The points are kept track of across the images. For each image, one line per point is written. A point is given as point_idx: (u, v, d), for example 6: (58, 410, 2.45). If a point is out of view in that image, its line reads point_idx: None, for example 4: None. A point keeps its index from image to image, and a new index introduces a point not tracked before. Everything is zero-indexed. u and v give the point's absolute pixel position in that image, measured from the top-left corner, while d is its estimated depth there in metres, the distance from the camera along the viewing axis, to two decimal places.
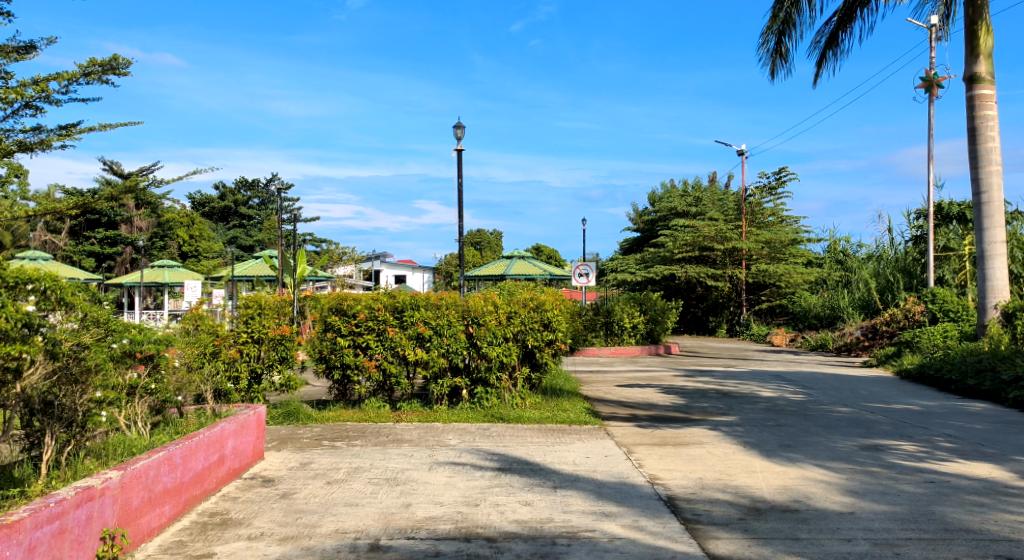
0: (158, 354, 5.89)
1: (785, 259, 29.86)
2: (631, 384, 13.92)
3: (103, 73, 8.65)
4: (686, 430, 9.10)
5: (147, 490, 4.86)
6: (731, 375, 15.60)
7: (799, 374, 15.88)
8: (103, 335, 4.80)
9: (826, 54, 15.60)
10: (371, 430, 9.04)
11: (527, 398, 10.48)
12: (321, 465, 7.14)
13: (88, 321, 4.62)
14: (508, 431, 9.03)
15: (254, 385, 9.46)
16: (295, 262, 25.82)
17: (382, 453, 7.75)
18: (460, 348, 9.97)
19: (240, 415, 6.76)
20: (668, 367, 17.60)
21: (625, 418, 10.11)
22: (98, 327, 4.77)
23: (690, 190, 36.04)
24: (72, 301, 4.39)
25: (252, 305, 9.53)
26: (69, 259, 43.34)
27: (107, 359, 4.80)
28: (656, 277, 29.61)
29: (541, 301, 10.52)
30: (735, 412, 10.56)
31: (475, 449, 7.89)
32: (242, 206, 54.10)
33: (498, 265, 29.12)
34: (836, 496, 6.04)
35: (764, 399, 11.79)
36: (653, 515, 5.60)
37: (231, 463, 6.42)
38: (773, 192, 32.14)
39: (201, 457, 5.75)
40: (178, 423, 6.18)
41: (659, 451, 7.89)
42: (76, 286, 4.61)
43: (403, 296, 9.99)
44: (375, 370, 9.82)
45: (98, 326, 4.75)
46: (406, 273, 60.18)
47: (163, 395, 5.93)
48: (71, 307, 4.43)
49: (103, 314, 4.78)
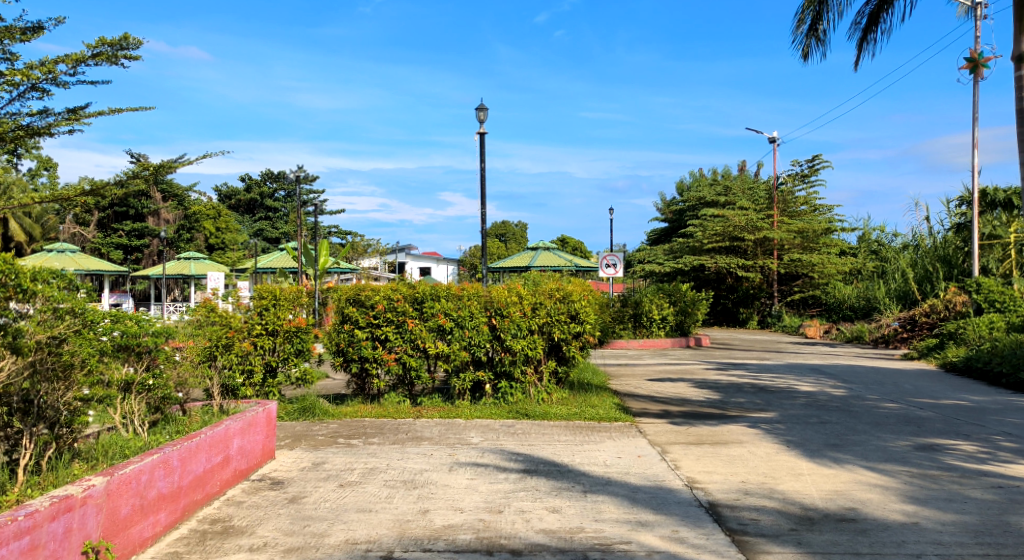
0: (156, 350, 5.46)
1: (818, 249, 29.16)
2: (661, 378, 13.34)
3: (112, 54, 8.39)
4: (723, 428, 8.52)
5: (139, 497, 4.46)
6: (766, 369, 14.97)
7: (837, 368, 15.20)
8: (81, 327, 4.48)
9: (866, 36, 14.84)
10: (389, 427, 8.59)
11: (553, 393, 9.99)
12: (334, 465, 6.69)
13: (62, 311, 4.31)
14: (533, 429, 8.55)
15: (269, 379, 9.09)
16: (318, 252, 25.52)
17: (399, 452, 7.28)
18: (483, 341, 9.50)
19: (247, 413, 6.34)
20: (699, 360, 16.97)
21: (658, 415, 9.55)
22: (74, 318, 4.41)
23: (719, 179, 35.31)
24: (34, 288, 4.10)
25: (267, 295, 9.12)
26: (98, 251, 43.60)
27: (89, 355, 4.46)
28: (685, 267, 28.94)
29: (568, 291, 10.01)
30: (774, 408, 9.97)
31: (499, 449, 7.39)
32: (268, 198, 53.92)
33: (523, 256, 28.63)
34: (896, 504, 5.45)
35: (803, 395, 11.14)
36: (694, 524, 5.08)
37: (237, 463, 6.00)
38: (806, 180, 31.31)
39: (203, 458, 5.34)
40: (180, 421, 5.75)
41: (696, 451, 7.34)
42: (48, 273, 4.31)
43: (423, 286, 9.54)
44: (395, 364, 9.38)
45: (74, 316, 4.41)
46: (432, 265, 60.02)
47: (162, 391, 5.50)
48: (39, 297, 4.15)
49: (79, 302, 4.41)
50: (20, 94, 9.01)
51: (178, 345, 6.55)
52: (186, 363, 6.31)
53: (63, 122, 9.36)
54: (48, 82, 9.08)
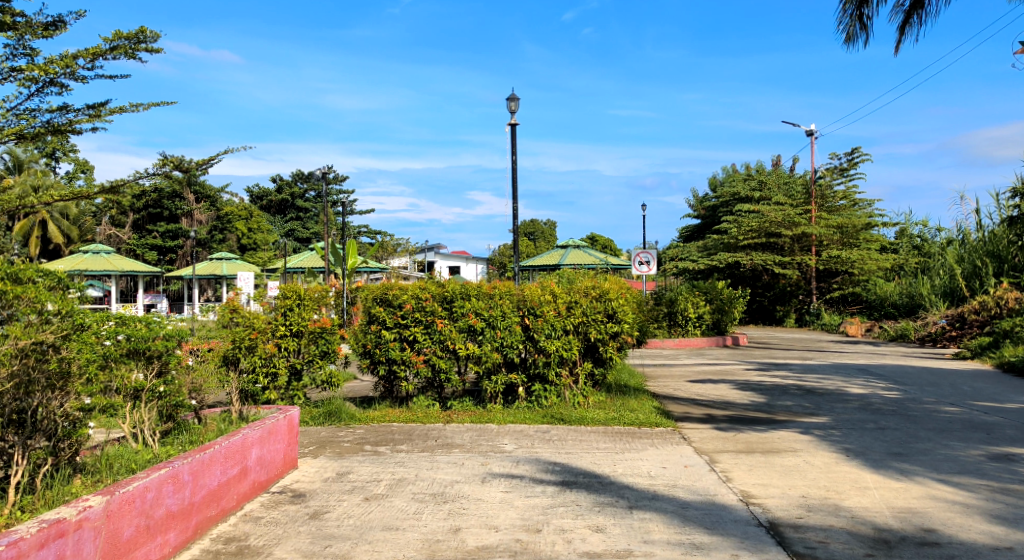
0: (170, 354, 5.07)
1: (858, 245, 28.28)
2: (701, 379, 12.76)
3: (130, 48, 8.12)
4: (773, 434, 7.96)
5: (144, 516, 4.07)
6: (810, 369, 14.31)
7: (885, 368, 14.48)
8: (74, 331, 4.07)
9: (911, 18, 14.09)
10: (418, 433, 8.16)
11: (590, 396, 9.50)
12: (360, 476, 6.27)
13: (53, 313, 3.91)
14: (570, 435, 8.08)
15: (294, 382, 8.78)
16: (347, 253, 25.33)
17: (428, 461, 6.83)
18: (516, 342, 9.04)
19: (267, 420, 5.96)
20: (738, 360, 16.34)
21: (702, 419, 9.02)
22: (64, 321, 3.96)
23: (754, 174, 34.53)
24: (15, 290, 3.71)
25: (291, 295, 8.79)
26: (133, 252, 43.78)
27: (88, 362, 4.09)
28: (720, 265, 28.22)
29: (605, 289, 9.51)
30: (825, 412, 9.37)
31: (534, 458, 6.93)
32: (299, 198, 53.85)
33: (553, 254, 28.12)
34: (981, 525, 4.89)
35: (855, 397, 10.50)
36: (755, 548, 4.57)
37: (256, 475, 5.61)
38: (845, 174, 30.47)
39: (217, 471, 4.95)
40: (194, 430, 5.38)
41: (747, 460, 6.82)
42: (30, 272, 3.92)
43: (453, 284, 9.12)
44: (424, 366, 8.95)
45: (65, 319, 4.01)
46: (461, 264, 59.75)
47: (175, 398, 5.12)
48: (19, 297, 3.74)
49: (68, 303, 3.96)
50: (40, 90, 8.76)
51: (194, 347, 6.17)
52: (201, 367, 5.93)
53: (84, 119, 9.11)
54: (67, 77, 8.82)
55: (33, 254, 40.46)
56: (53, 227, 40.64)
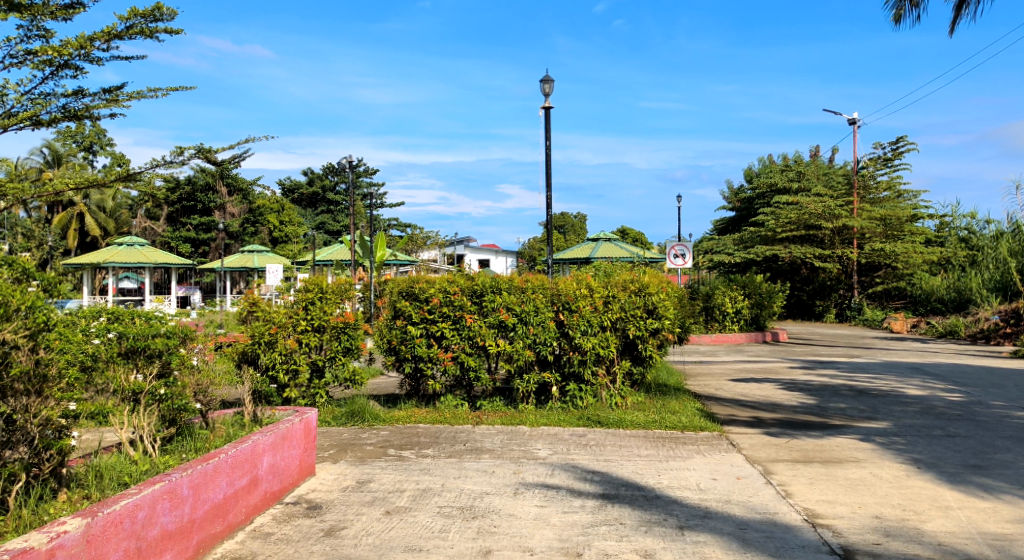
0: (172, 352, 4.59)
1: (902, 238, 27.24)
2: (744, 379, 12.07)
3: (145, 26, 7.79)
4: (831, 441, 7.31)
5: (135, 538, 3.60)
6: (859, 368, 13.53)
7: (939, 367, 13.67)
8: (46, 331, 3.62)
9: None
10: (446, 435, 7.65)
11: (628, 397, 8.90)
12: (381, 485, 5.76)
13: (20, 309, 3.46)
14: (608, 439, 7.50)
15: (315, 380, 8.33)
16: (375, 246, 24.92)
17: (456, 468, 6.30)
18: (549, 339, 8.49)
19: (281, 425, 5.47)
20: (780, 357, 15.59)
21: (750, 423, 8.38)
22: (28, 318, 3.51)
23: (792, 164, 33.53)
24: None
25: (313, 288, 8.35)
26: (166, 244, 43.87)
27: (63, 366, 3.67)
28: (756, 257, 27.53)
29: (644, 283, 8.92)
30: (884, 416, 8.68)
31: (571, 465, 6.37)
32: (330, 191, 53.71)
33: (584, 247, 27.46)
34: None
35: (914, 399, 9.77)
36: None
37: (268, 485, 5.12)
38: (889, 164, 29.43)
39: (223, 482, 4.48)
40: (200, 435, 4.89)
41: (806, 471, 6.20)
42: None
43: (483, 277, 8.59)
44: (452, 363, 8.43)
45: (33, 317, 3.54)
46: (490, 257, 59.26)
47: (179, 403, 4.63)
48: None
49: (30, 298, 3.49)
50: (54, 73, 8.34)
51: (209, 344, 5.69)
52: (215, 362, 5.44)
53: (99, 104, 8.71)
54: (82, 59, 8.42)
55: (70, 246, 40.80)
56: (90, 220, 40.94)
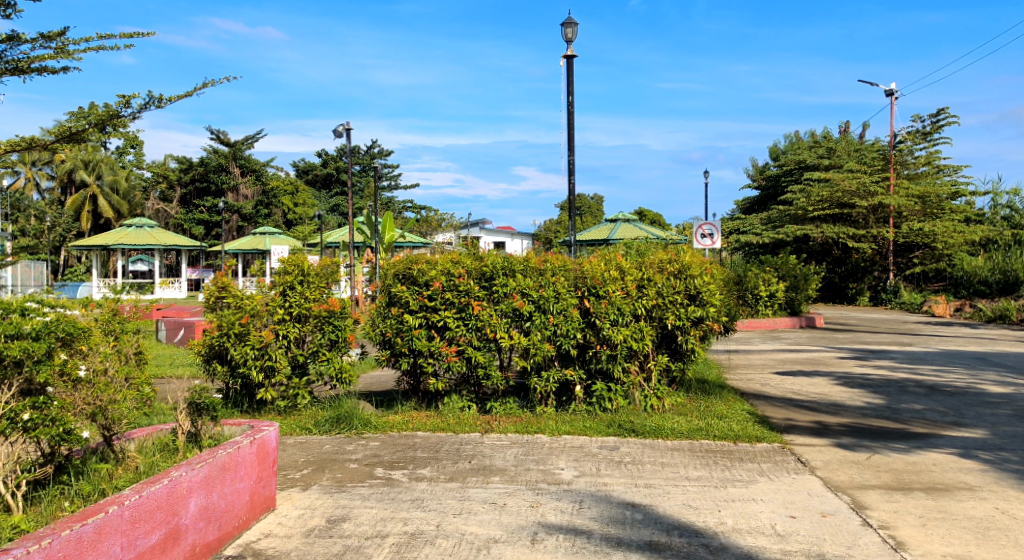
0: (43, 360, 3.26)
1: (942, 216, 25.46)
2: (792, 371, 10.63)
3: None
4: (925, 458, 5.87)
5: None
6: (918, 359, 12.04)
7: (1008, 357, 12.12)
8: None
9: None
10: (448, 447, 6.30)
11: (666, 398, 7.48)
12: (358, 526, 4.39)
13: None
14: (647, 453, 6.12)
15: (295, 380, 6.99)
16: (385, 226, 23.53)
17: (456, 499, 4.91)
18: (573, 330, 7.07)
19: (223, 450, 4.11)
20: (823, 346, 14.08)
21: (814, 431, 6.94)
22: None
23: (822, 140, 31.79)
24: None
25: (292, 269, 6.98)
26: (178, 225, 42.77)
27: None
28: (786, 238, 25.96)
29: (685, 263, 7.50)
30: (973, 422, 7.21)
31: (605, 495, 4.99)
32: (343, 172, 52.37)
33: (604, 229, 25.96)
34: None
35: (1002, 399, 8.28)
36: None
37: (197, 536, 3.77)
38: (928, 138, 27.66)
39: (115, 547, 3.14)
40: (100, 474, 3.57)
41: (910, 503, 4.78)
42: None
43: (493, 257, 7.20)
44: (456, 360, 7.03)
45: None
46: (507, 238, 57.61)
47: (61, 429, 3.31)
48: None
49: None
50: None
51: (144, 312, 4.53)
52: (139, 353, 4.12)
53: (43, 55, 5.88)
54: None
55: (83, 228, 39.98)
56: (101, 202, 40.10)
